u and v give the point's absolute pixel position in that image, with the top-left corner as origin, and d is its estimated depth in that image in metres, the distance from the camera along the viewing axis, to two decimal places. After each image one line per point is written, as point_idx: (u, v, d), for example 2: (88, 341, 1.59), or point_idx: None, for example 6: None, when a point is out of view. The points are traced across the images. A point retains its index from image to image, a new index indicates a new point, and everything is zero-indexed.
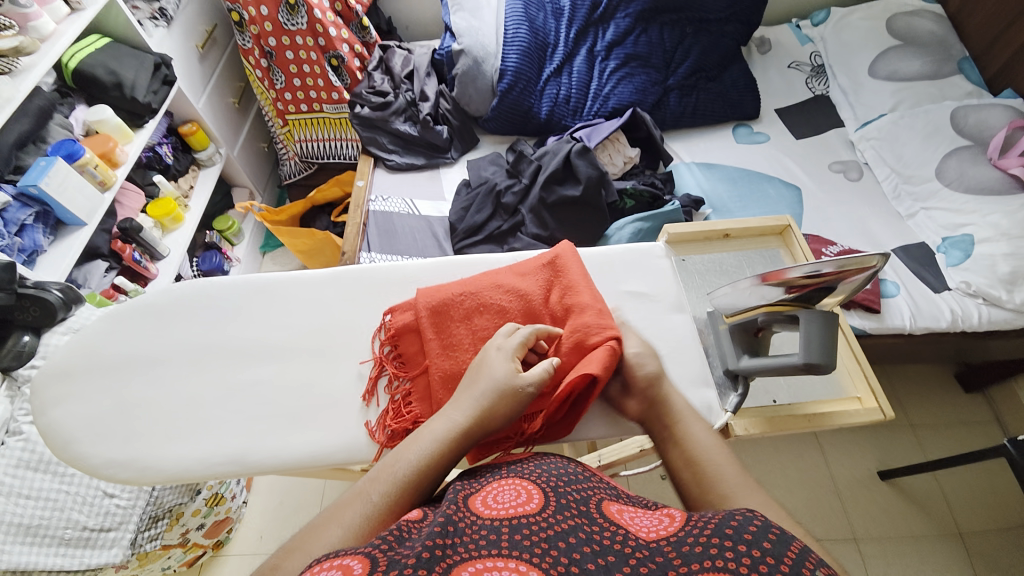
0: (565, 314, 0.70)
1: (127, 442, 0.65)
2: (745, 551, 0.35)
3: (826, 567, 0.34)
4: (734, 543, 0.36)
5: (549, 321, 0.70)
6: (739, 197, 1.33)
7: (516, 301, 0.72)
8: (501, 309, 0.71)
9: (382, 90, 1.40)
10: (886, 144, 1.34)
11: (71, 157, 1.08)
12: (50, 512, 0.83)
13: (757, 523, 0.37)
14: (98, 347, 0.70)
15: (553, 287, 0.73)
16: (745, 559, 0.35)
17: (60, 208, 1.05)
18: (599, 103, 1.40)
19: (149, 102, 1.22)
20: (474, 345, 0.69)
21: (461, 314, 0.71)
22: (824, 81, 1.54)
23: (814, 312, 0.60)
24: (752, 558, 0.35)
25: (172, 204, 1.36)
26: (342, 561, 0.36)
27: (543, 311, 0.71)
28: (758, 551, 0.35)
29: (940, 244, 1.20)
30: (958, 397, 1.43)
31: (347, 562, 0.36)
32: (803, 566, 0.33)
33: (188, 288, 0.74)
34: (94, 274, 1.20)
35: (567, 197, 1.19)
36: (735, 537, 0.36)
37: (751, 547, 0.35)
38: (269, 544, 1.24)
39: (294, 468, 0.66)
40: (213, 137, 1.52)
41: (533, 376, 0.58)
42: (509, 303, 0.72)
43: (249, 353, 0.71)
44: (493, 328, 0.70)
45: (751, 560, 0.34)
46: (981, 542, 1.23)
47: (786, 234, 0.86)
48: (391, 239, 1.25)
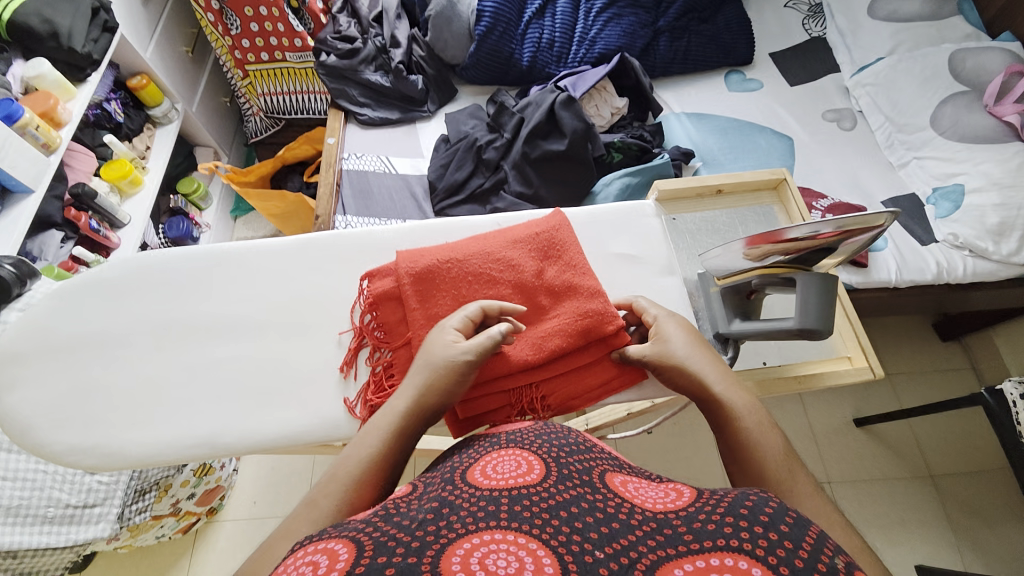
0: (562, 290, 0.68)
1: (90, 427, 0.62)
2: (759, 533, 0.34)
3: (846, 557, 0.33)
4: (749, 523, 0.34)
5: (544, 294, 0.67)
6: (730, 149, 1.28)
7: (508, 272, 0.68)
8: (492, 280, 0.67)
9: (349, 36, 1.28)
10: (882, 90, 1.28)
11: (9, 118, 0.96)
12: (30, 492, 0.79)
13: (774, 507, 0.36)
14: (48, 327, 0.65)
15: (549, 262, 0.70)
16: (760, 540, 0.33)
17: (3, 176, 0.95)
18: (585, 48, 1.30)
19: (89, 53, 1.10)
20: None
21: (447, 282, 0.66)
22: (822, 21, 1.45)
23: (813, 275, 0.57)
24: (768, 540, 0.33)
25: (128, 165, 1.26)
26: (327, 544, 0.34)
27: (535, 282, 0.68)
28: (774, 535, 0.33)
29: (930, 195, 1.17)
30: (936, 346, 1.46)
31: (331, 546, 0.33)
32: (822, 555, 0.32)
33: (142, 261, 0.69)
34: (49, 245, 1.11)
35: (552, 152, 1.13)
36: (749, 517, 0.35)
37: (767, 530, 0.34)
38: (264, 509, 1.25)
39: (270, 448, 0.63)
40: (168, 91, 1.39)
41: (471, 345, 0.55)
42: (501, 273, 0.68)
43: (215, 330, 0.67)
44: (483, 299, 0.66)
45: (766, 542, 0.33)
46: (950, 481, 1.30)
47: (780, 188, 0.82)
48: (367, 200, 1.18)
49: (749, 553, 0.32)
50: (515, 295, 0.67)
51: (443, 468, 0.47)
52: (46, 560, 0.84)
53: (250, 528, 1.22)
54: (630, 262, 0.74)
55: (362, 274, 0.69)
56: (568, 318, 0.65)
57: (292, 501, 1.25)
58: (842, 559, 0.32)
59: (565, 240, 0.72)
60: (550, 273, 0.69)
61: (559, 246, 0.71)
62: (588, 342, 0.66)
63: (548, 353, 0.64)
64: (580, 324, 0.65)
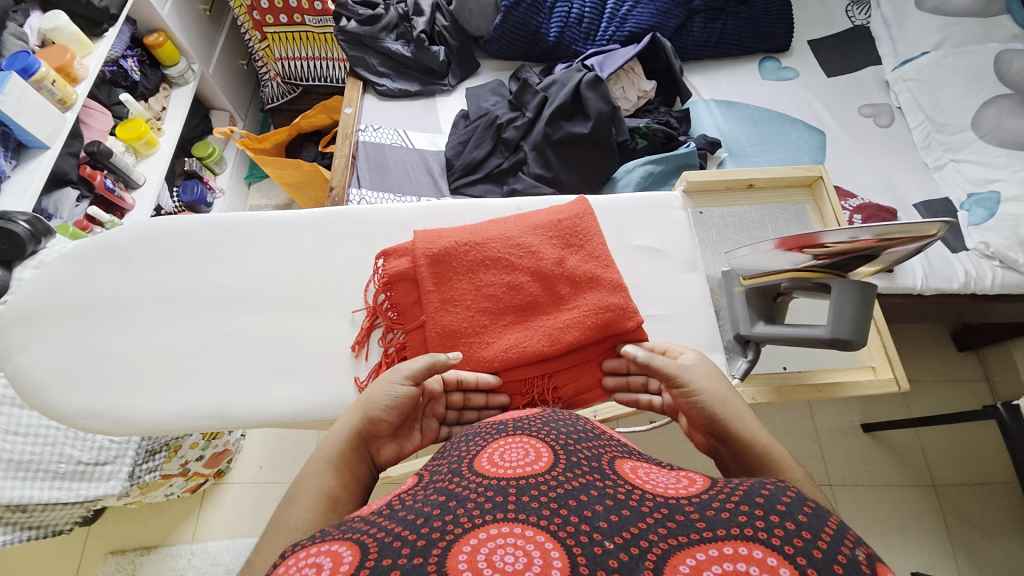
0: (582, 280, 0.66)
1: (101, 391, 0.62)
2: (775, 522, 0.32)
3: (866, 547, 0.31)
4: (765, 512, 0.33)
5: (564, 284, 0.65)
6: (758, 140, 1.24)
7: (527, 259, 0.66)
8: (510, 266, 0.65)
9: (371, 2, 1.24)
10: (924, 86, 1.22)
11: (26, 72, 0.95)
12: (41, 448, 0.80)
13: (791, 496, 0.34)
14: (60, 289, 0.65)
15: (568, 250, 0.68)
16: (775, 530, 0.32)
17: (19, 130, 0.94)
18: (616, 25, 1.25)
19: (106, 8, 1.08)
20: (477, 305, 0.63)
21: (463, 264, 0.64)
22: (866, 9, 1.38)
23: (850, 283, 0.55)
24: (784, 530, 0.31)
25: (144, 126, 1.24)
26: (330, 547, 0.33)
27: (556, 270, 0.65)
28: (791, 524, 0.32)
29: (964, 200, 1.13)
30: (951, 355, 1.43)
31: (335, 548, 0.33)
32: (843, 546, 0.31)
33: (154, 227, 0.68)
34: (65, 203, 1.11)
35: (574, 134, 1.09)
36: (765, 506, 0.33)
37: (783, 519, 0.32)
38: (268, 475, 1.27)
39: (277, 423, 0.63)
40: (185, 52, 1.36)
41: (414, 367, 0.55)
42: (520, 260, 0.66)
43: (226, 302, 0.66)
44: (500, 286, 0.64)
45: (782, 531, 0.31)
46: (953, 492, 1.28)
47: (815, 186, 0.79)
48: (382, 174, 1.15)
49: (765, 543, 0.31)
50: (534, 283, 0.65)
51: (450, 456, 0.46)
52: (55, 514, 0.86)
53: (255, 492, 1.25)
54: (652, 255, 0.72)
55: (378, 252, 0.68)
56: (588, 311, 0.63)
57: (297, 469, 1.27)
58: (862, 549, 0.31)
59: (588, 230, 0.69)
60: (571, 263, 0.66)
61: (581, 235, 0.69)
62: (607, 335, 0.64)
63: (564, 344, 0.63)
64: (598, 318, 0.63)
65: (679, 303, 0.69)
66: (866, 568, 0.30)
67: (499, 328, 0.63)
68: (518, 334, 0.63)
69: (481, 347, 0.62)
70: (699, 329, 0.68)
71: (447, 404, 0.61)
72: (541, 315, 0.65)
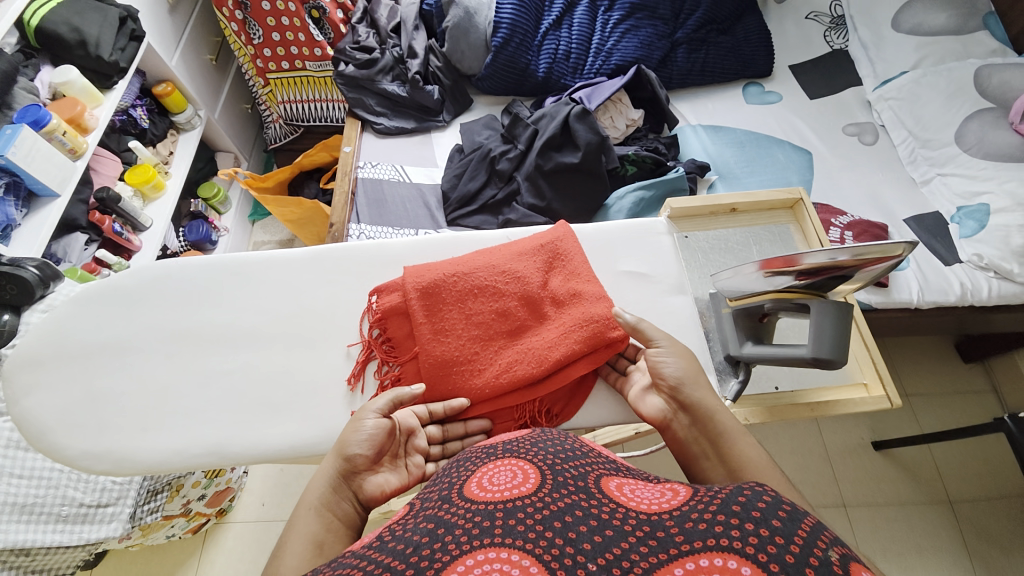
0: (565, 298, 0.68)
1: (104, 432, 0.63)
2: (750, 529, 0.33)
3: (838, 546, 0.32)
4: (740, 520, 0.34)
5: (549, 305, 0.67)
6: (746, 162, 1.27)
7: (514, 284, 0.67)
8: (497, 292, 0.67)
9: (368, 46, 1.30)
10: (905, 104, 1.26)
11: (37, 124, 1.00)
12: (43, 491, 0.81)
13: (767, 499, 0.35)
14: (67, 332, 0.67)
15: (552, 271, 0.70)
16: (750, 538, 0.33)
17: (30, 179, 0.99)
18: (602, 59, 1.30)
19: (116, 61, 1.14)
20: (468, 329, 0.65)
21: (454, 294, 0.66)
22: (844, 33, 1.43)
23: (828, 303, 0.56)
24: (757, 537, 0.32)
25: (151, 170, 1.29)
26: None
27: (540, 293, 0.67)
28: (765, 530, 0.33)
29: (954, 213, 1.14)
30: (957, 367, 1.42)
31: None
32: (814, 548, 0.32)
33: (159, 269, 0.71)
34: (73, 248, 1.15)
35: (565, 164, 1.13)
36: (740, 514, 0.34)
37: (757, 526, 0.33)
38: (271, 512, 1.26)
39: (276, 459, 0.64)
40: (192, 99, 1.43)
41: (379, 403, 0.57)
42: (507, 286, 0.67)
43: (227, 340, 0.68)
44: (489, 312, 0.66)
45: (757, 539, 0.32)
46: (969, 508, 1.25)
47: (797, 208, 0.81)
48: (380, 209, 1.19)
49: (740, 553, 0.32)
50: (520, 306, 0.67)
51: (441, 484, 0.46)
52: (58, 557, 0.86)
53: (257, 530, 1.24)
54: (641, 280, 0.73)
55: (371, 289, 0.70)
56: (574, 327, 0.65)
57: None
58: (835, 550, 0.32)
59: (572, 251, 0.72)
60: (554, 284, 0.69)
61: (563, 258, 0.71)
62: (589, 350, 0.65)
63: (552, 362, 0.63)
64: (584, 334, 0.64)
65: (669, 325, 0.70)
66: (838, 569, 0.31)
67: (490, 354, 0.65)
68: (508, 358, 0.64)
69: (471, 375, 0.63)
70: (691, 351, 0.69)
71: (427, 439, 0.62)
72: (523, 335, 0.66)
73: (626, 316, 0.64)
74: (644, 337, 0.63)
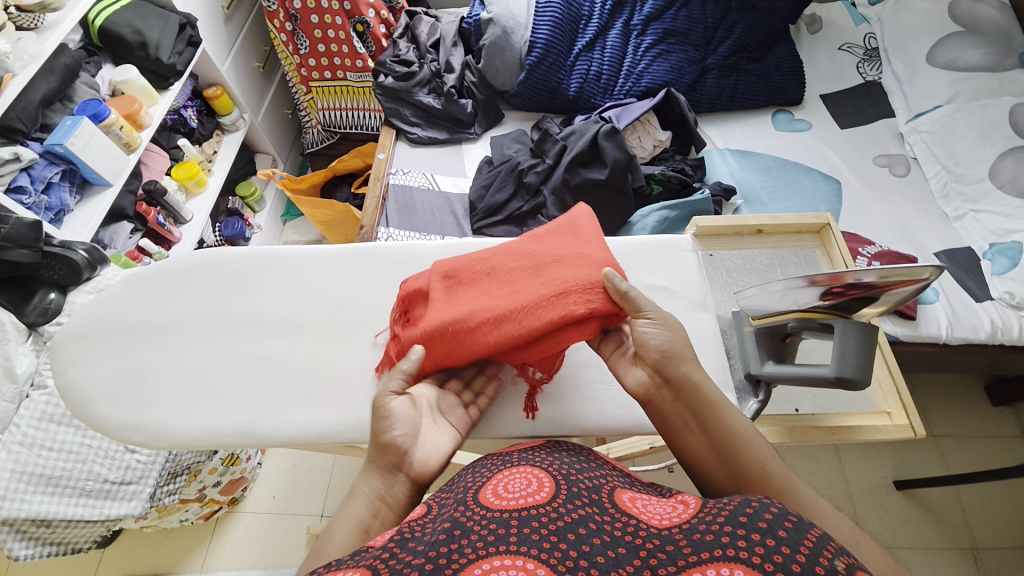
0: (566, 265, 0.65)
1: (140, 407, 0.67)
2: (756, 539, 0.33)
3: (846, 556, 0.32)
4: (746, 531, 0.34)
5: (555, 270, 0.65)
6: (773, 188, 1.27)
7: (524, 260, 0.67)
8: (507, 266, 0.67)
9: (407, 60, 1.36)
10: (938, 138, 1.25)
11: (97, 117, 1.06)
12: (72, 464, 0.85)
13: (773, 509, 0.35)
14: (113, 311, 0.71)
15: (565, 242, 0.69)
16: (756, 547, 0.33)
17: (85, 167, 1.05)
18: (632, 81, 1.33)
19: (173, 64, 1.21)
20: (476, 296, 0.65)
21: (469, 277, 0.67)
22: (877, 66, 1.43)
23: (852, 323, 0.56)
24: (764, 546, 0.33)
25: (196, 168, 1.36)
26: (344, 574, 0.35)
27: (548, 263, 0.66)
28: (771, 540, 0.33)
29: (987, 250, 1.12)
30: (986, 410, 1.37)
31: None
32: (820, 557, 0.32)
33: (202, 256, 0.75)
34: (119, 235, 1.21)
35: (592, 180, 1.15)
36: (747, 524, 0.34)
37: (764, 535, 0.33)
38: (281, 505, 1.28)
39: (300, 444, 0.66)
40: (238, 102, 1.50)
41: (395, 382, 0.60)
42: (517, 262, 0.67)
43: (260, 327, 0.71)
44: (498, 283, 0.66)
45: (763, 549, 0.33)
46: (995, 557, 1.19)
47: (824, 233, 0.82)
48: (409, 215, 1.22)
49: (746, 562, 0.32)
50: (524, 272, 0.66)
51: (457, 488, 0.47)
52: (76, 531, 0.89)
53: (267, 522, 1.26)
54: (663, 294, 0.74)
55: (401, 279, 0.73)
56: (572, 291, 0.61)
57: (310, 500, 1.27)
58: (842, 558, 0.32)
59: (583, 229, 0.71)
60: (561, 251, 0.67)
61: (575, 232, 0.70)
62: (587, 317, 0.61)
63: (541, 324, 0.60)
64: (581, 298, 0.61)
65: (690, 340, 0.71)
66: None
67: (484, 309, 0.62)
68: (501, 316, 0.61)
69: (465, 333, 0.62)
70: (711, 368, 0.69)
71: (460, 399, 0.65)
72: (519, 293, 0.63)
73: (615, 280, 0.61)
74: (631, 309, 0.61)
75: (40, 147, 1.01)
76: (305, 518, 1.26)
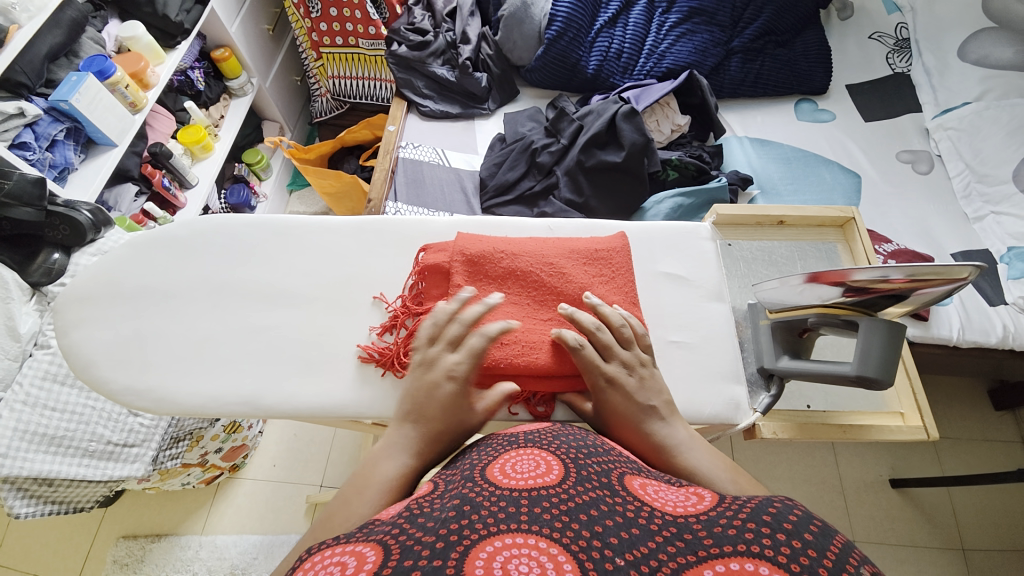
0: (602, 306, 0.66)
1: (144, 371, 0.66)
2: (783, 539, 0.32)
3: (870, 566, 0.32)
4: (771, 529, 0.33)
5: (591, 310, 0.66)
6: (791, 179, 1.24)
7: (559, 285, 0.67)
8: (540, 283, 0.67)
9: (422, 28, 1.31)
10: (965, 135, 1.21)
11: (103, 74, 1.04)
12: (75, 425, 0.85)
13: (797, 513, 0.35)
14: (117, 274, 0.70)
15: (602, 278, 0.68)
16: (783, 547, 0.32)
17: (90, 126, 1.03)
18: (653, 62, 1.29)
19: (181, 22, 1.17)
20: (507, 303, 0.66)
21: (496, 271, 0.67)
22: (907, 57, 1.38)
23: (879, 321, 0.55)
24: (790, 547, 0.32)
25: (203, 132, 1.33)
26: (354, 548, 0.35)
27: (581, 296, 0.66)
28: (798, 542, 0.32)
29: (1004, 253, 1.10)
30: (987, 414, 1.36)
31: (360, 549, 0.34)
32: (847, 563, 0.31)
33: (208, 222, 0.73)
34: (124, 198, 1.20)
35: (607, 162, 1.12)
36: (771, 524, 0.34)
37: (790, 537, 0.33)
38: (281, 474, 1.29)
39: (303, 416, 0.66)
40: (247, 66, 1.46)
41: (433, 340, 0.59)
42: (552, 281, 0.67)
43: (267, 297, 0.70)
44: (528, 299, 0.67)
45: (790, 549, 0.32)
46: (983, 558, 1.21)
47: (847, 227, 0.80)
48: (418, 190, 1.20)
49: (771, 560, 0.31)
50: (558, 303, 0.67)
51: (463, 466, 0.47)
52: (78, 491, 0.89)
53: (267, 490, 1.27)
54: (678, 283, 0.72)
55: (420, 248, 0.72)
56: None
57: (310, 469, 1.29)
58: (868, 568, 0.31)
59: (620, 265, 0.70)
60: (599, 291, 0.67)
61: (612, 268, 0.69)
62: None
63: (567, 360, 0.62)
64: None
65: (703, 331, 0.69)
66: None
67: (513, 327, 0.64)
68: (528, 343, 0.63)
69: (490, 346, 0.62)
70: (723, 359, 0.68)
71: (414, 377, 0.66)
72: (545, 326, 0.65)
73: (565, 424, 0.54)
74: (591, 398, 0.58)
75: (45, 103, 0.98)
76: (305, 487, 1.28)
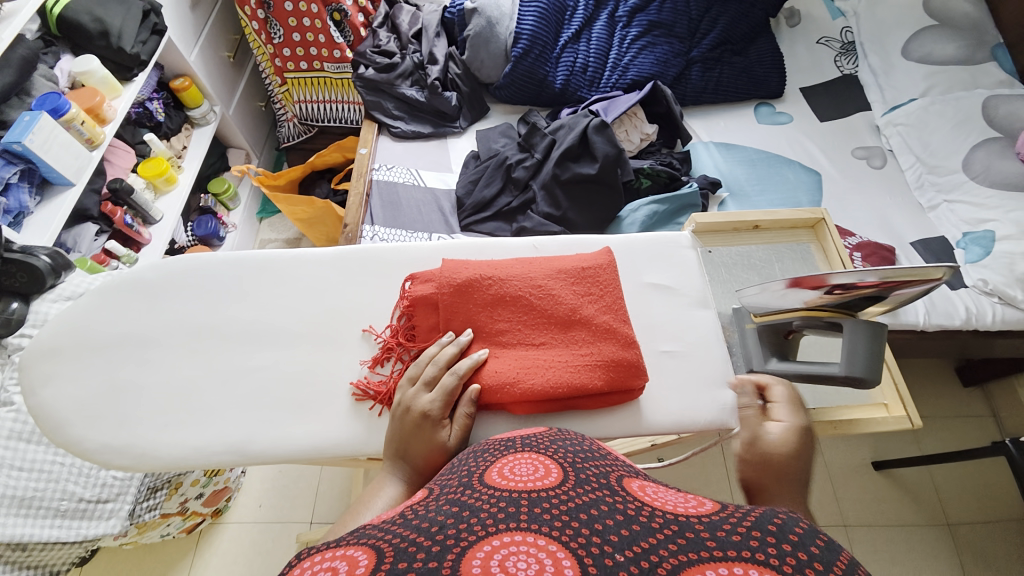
0: (603, 330, 0.66)
1: (122, 426, 0.63)
2: (787, 550, 0.32)
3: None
4: (776, 539, 0.33)
5: (585, 332, 0.66)
6: (758, 180, 1.29)
7: (549, 305, 0.67)
8: (531, 307, 0.67)
9: (388, 51, 1.31)
10: (914, 130, 1.28)
11: (56, 112, 0.99)
12: (44, 484, 0.79)
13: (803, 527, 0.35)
14: (85, 324, 0.67)
15: (591, 297, 0.68)
16: (787, 557, 0.32)
17: (45, 167, 0.98)
18: (618, 74, 1.32)
19: (137, 54, 1.13)
20: (500, 326, 0.66)
21: (485, 297, 0.66)
22: (854, 59, 1.46)
23: (860, 324, 0.59)
24: (795, 558, 0.32)
25: (164, 164, 1.29)
26: (346, 551, 0.33)
27: (571, 317, 0.67)
28: (804, 555, 0.32)
29: (961, 239, 1.16)
30: (957, 391, 1.43)
31: (352, 553, 0.33)
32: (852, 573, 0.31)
33: (181, 263, 0.71)
34: (84, 237, 1.15)
35: (582, 175, 1.14)
36: (776, 534, 0.34)
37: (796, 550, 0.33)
38: (268, 514, 1.24)
39: (295, 459, 0.64)
40: (208, 95, 1.43)
41: (442, 358, 0.62)
42: (540, 301, 0.67)
43: (249, 337, 0.68)
44: (517, 323, 0.66)
45: (793, 559, 0.32)
46: (968, 531, 1.26)
47: (818, 227, 0.83)
48: (395, 212, 1.19)
49: (774, 567, 0.31)
50: (550, 326, 0.67)
51: (459, 470, 0.46)
52: (53, 553, 0.84)
53: (255, 532, 1.22)
54: (665, 293, 0.74)
55: (406, 276, 0.72)
56: (599, 357, 0.64)
57: (299, 505, 1.25)
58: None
59: (607, 282, 0.70)
60: (589, 311, 0.67)
61: (601, 286, 0.69)
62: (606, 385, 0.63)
63: (569, 385, 0.62)
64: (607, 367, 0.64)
65: (693, 340, 0.71)
66: None
67: (510, 353, 0.65)
68: (526, 369, 0.63)
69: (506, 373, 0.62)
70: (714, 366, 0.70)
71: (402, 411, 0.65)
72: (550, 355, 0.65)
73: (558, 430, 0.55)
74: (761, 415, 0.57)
75: None
76: (295, 525, 1.23)
